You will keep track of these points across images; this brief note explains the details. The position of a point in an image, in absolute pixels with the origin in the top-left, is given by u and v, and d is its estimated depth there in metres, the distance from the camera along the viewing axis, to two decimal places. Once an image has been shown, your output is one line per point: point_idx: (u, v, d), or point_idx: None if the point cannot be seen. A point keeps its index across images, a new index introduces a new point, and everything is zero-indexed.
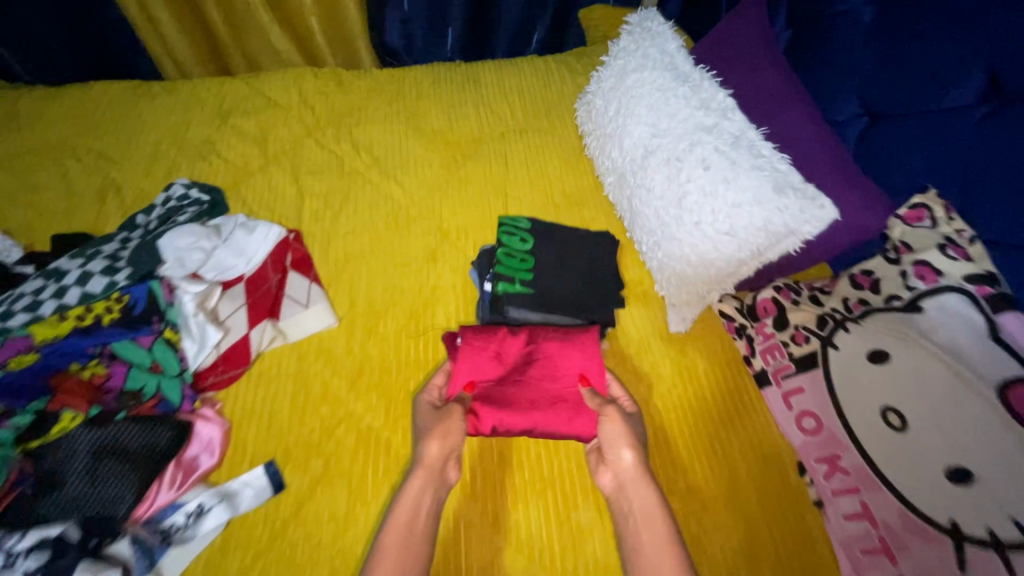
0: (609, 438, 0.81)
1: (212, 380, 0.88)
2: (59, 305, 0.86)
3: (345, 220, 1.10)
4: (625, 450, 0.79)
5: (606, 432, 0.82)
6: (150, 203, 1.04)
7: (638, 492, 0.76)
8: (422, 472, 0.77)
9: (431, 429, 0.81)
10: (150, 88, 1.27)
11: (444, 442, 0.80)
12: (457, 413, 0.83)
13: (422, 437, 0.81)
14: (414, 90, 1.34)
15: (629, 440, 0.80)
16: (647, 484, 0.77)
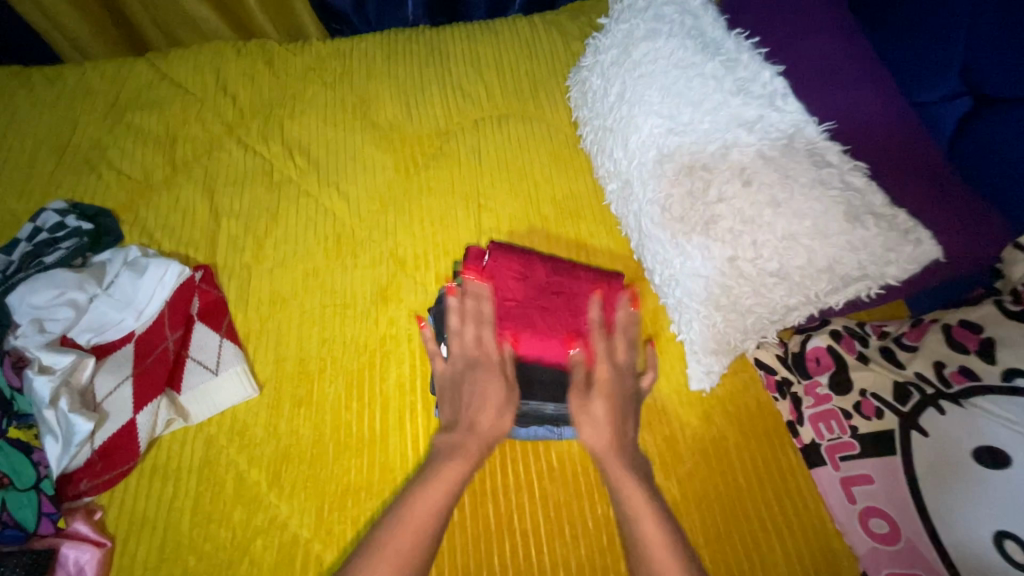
0: (579, 408, 0.70)
1: (87, 485, 0.67)
2: None
3: (273, 247, 0.86)
4: (589, 427, 0.69)
5: (574, 410, 0.70)
6: (14, 237, 0.80)
7: (615, 469, 0.67)
8: (474, 441, 0.68)
9: (487, 394, 0.70)
10: (28, 76, 1.01)
11: (495, 415, 0.70)
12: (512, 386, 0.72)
13: (474, 404, 0.70)
14: (365, 67, 1.07)
15: (605, 417, 0.70)
16: (617, 457, 0.68)
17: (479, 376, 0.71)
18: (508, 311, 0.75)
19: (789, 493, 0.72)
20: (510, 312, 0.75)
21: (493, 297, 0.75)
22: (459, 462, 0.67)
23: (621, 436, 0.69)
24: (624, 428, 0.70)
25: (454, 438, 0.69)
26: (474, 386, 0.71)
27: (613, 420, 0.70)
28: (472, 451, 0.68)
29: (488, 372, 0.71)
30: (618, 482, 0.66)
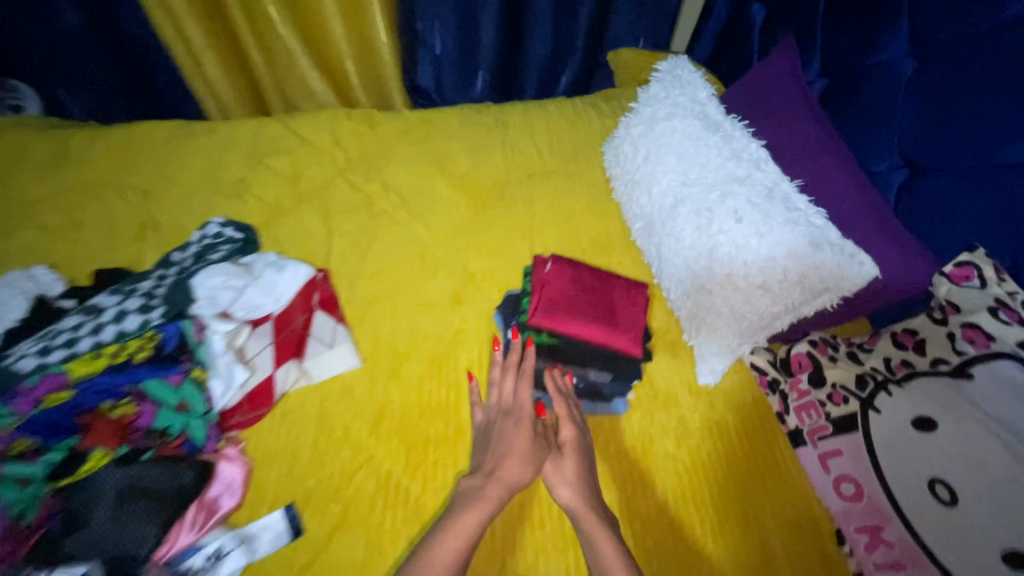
0: (552, 470, 0.79)
1: (237, 420, 0.88)
2: (96, 344, 0.84)
3: (372, 260, 1.11)
4: (565, 488, 0.77)
5: (548, 473, 0.79)
6: (185, 241, 1.07)
7: (592, 525, 0.72)
8: (495, 490, 0.75)
9: (507, 449, 0.79)
10: (191, 128, 1.31)
11: (521, 467, 0.77)
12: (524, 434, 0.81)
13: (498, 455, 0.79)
14: (444, 131, 1.36)
15: (575, 477, 0.78)
16: (593, 515, 0.73)
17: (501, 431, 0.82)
18: (579, 312, 0.92)
19: (780, 472, 0.90)
20: (581, 313, 0.92)
21: (566, 299, 0.93)
22: (476, 507, 0.72)
23: (591, 495, 0.77)
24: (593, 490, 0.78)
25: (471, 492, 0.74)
26: (499, 438, 0.82)
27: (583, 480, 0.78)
28: (490, 502, 0.73)
29: (517, 425, 0.83)
30: (592, 538, 0.71)
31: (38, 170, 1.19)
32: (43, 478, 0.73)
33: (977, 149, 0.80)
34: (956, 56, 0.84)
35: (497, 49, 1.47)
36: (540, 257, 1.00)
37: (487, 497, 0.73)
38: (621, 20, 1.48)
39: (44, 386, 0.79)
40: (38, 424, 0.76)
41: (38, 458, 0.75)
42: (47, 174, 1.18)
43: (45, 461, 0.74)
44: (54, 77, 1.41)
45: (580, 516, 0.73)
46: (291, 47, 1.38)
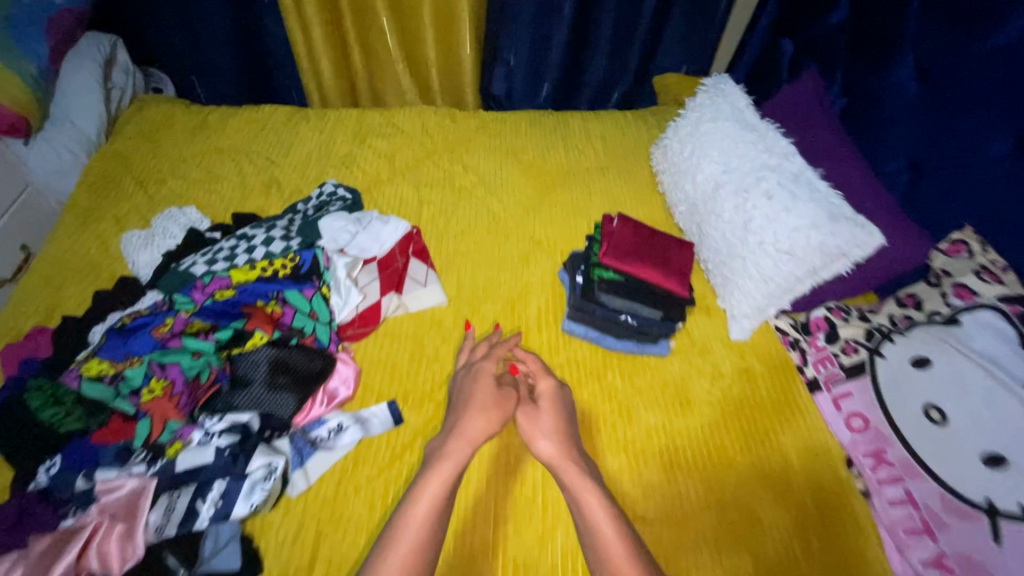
0: (532, 425, 0.92)
1: (350, 332, 1.07)
2: (251, 260, 1.07)
3: (455, 223, 1.32)
4: (543, 441, 0.89)
5: (529, 426, 0.92)
6: (306, 197, 1.30)
7: (568, 473, 0.85)
8: (464, 447, 0.87)
9: (473, 413, 0.92)
10: (304, 113, 1.56)
11: (491, 424, 0.91)
12: (490, 397, 0.95)
13: (475, 412, 0.92)
14: (513, 128, 1.60)
15: (546, 431, 0.91)
16: (568, 465, 0.86)
17: (476, 388, 0.97)
18: (642, 256, 1.11)
19: (798, 410, 1.07)
20: (643, 257, 1.11)
21: (632, 246, 1.12)
22: (447, 465, 0.83)
23: (567, 446, 0.89)
24: (569, 443, 0.90)
25: (443, 451, 0.86)
26: (466, 400, 0.95)
27: (554, 431, 0.91)
28: (461, 455, 0.85)
29: (479, 391, 0.96)
30: (570, 487, 0.83)
31: (184, 137, 1.43)
32: (214, 350, 0.94)
33: (966, 149, 1.00)
34: (949, 77, 1.04)
35: (563, 66, 1.73)
36: (608, 216, 1.20)
37: (454, 454, 0.85)
38: (667, 50, 1.75)
39: (214, 285, 1.00)
40: (210, 311, 0.97)
41: (211, 335, 0.95)
42: (190, 139, 1.43)
43: (216, 340, 0.95)
44: (192, 66, 1.69)
45: (557, 468, 0.86)
46: (391, 53, 1.65)
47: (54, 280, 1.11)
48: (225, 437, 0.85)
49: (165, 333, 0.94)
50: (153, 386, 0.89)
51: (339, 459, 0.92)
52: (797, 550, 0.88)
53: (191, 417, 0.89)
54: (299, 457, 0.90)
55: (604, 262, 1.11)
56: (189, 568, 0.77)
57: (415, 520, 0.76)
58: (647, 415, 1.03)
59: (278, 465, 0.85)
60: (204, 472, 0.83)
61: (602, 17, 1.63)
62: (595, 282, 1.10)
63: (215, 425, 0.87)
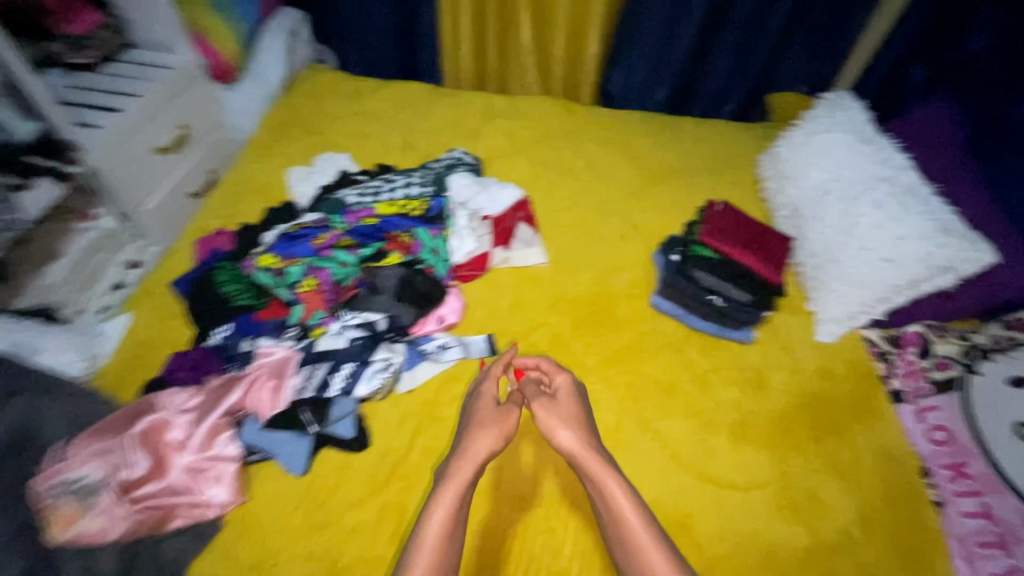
0: (549, 420, 0.89)
1: (461, 273, 1.22)
2: (392, 198, 1.28)
3: (561, 200, 1.45)
4: (562, 436, 0.87)
5: (547, 420, 0.89)
6: (438, 159, 1.50)
7: (592, 464, 0.83)
8: (468, 466, 0.82)
9: (484, 422, 0.89)
10: (440, 91, 1.77)
11: (496, 440, 0.87)
12: (505, 413, 0.91)
13: (476, 429, 0.87)
14: (625, 124, 1.71)
15: (564, 422, 0.88)
16: (592, 455, 0.84)
17: (477, 407, 0.92)
18: (737, 242, 1.21)
19: (879, 415, 1.06)
20: (738, 242, 1.21)
21: (729, 231, 1.22)
22: (454, 480, 0.80)
23: (588, 436, 0.87)
24: (589, 433, 0.88)
25: (449, 465, 0.83)
26: (475, 414, 0.91)
27: (573, 423, 0.89)
28: (465, 474, 0.80)
29: (484, 407, 0.92)
30: (596, 478, 0.82)
31: (342, 100, 1.69)
32: (358, 263, 1.13)
33: None
34: None
35: (681, 73, 1.82)
36: (711, 202, 1.30)
37: (462, 468, 0.81)
38: (789, 67, 1.77)
39: (362, 212, 1.23)
40: (358, 232, 1.18)
41: (356, 250, 1.15)
42: (347, 102, 1.68)
43: (360, 255, 1.14)
44: (353, 43, 1.96)
45: (580, 460, 0.84)
46: (523, 47, 1.82)
47: (236, 197, 1.37)
48: (359, 330, 1.05)
49: (320, 244, 1.15)
50: (307, 282, 1.09)
51: (442, 371, 1.06)
52: (856, 535, 0.91)
53: (332, 310, 1.08)
54: (411, 362, 1.05)
55: (703, 239, 1.22)
56: (319, 424, 0.93)
57: (434, 526, 0.75)
58: (721, 390, 1.08)
59: (394, 362, 1.02)
60: (338, 354, 1.01)
61: (727, 31, 1.70)
62: (689, 261, 1.20)
63: (350, 320, 1.06)
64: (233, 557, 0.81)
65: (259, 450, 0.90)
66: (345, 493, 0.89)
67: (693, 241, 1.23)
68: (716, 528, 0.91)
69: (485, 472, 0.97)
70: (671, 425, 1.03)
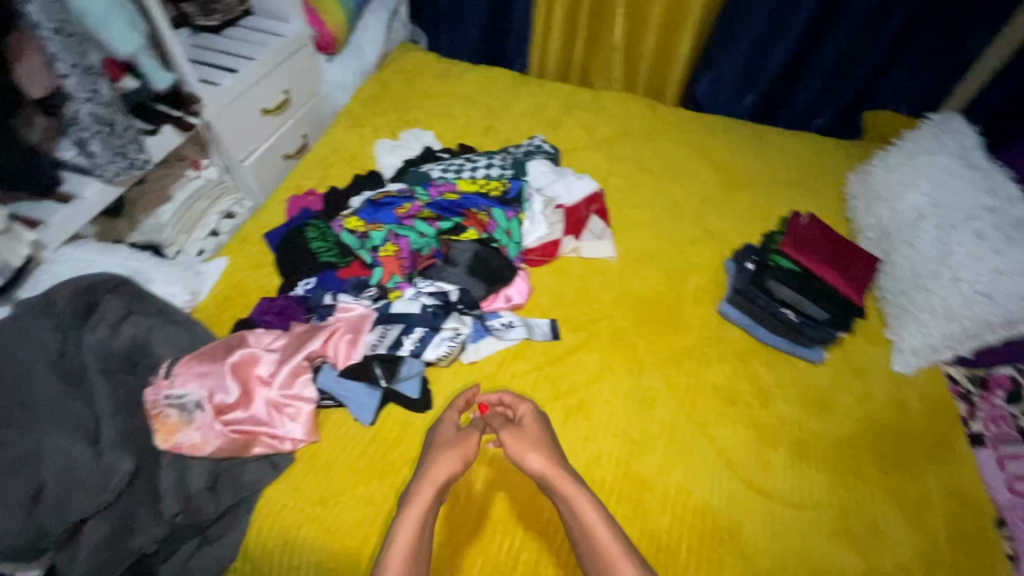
0: (515, 443, 0.82)
1: (531, 257, 1.25)
2: (473, 177, 1.32)
3: (635, 197, 1.45)
4: (530, 458, 0.80)
5: (513, 445, 0.82)
6: (517, 144, 1.53)
7: (563, 483, 0.77)
8: (429, 486, 0.77)
9: (449, 449, 0.83)
10: (524, 79, 1.80)
11: (457, 462, 0.81)
12: (469, 439, 0.85)
13: (438, 452, 0.82)
14: (707, 128, 1.67)
15: (533, 443, 0.82)
16: (565, 475, 0.78)
17: (437, 433, 0.87)
18: (821, 256, 1.16)
19: (953, 458, 1.00)
20: (821, 257, 1.16)
21: (813, 245, 1.18)
22: (419, 502, 0.74)
23: (557, 457, 0.81)
24: (558, 455, 0.82)
25: (416, 485, 0.77)
26: (440, 440, 0.85)
27: (542, 445, 0.82)
28: (427, 496, 0.75)
29: (447, 438, 0.85)
30: (569, 498, 0.76)
31: (430, 80, 1.74)
32: (436, 235, 1.18)
33: None
34: None
35: (772, 81, 1.76)
36: (795, 213, 1.26)
37: (427, 487, 0.76)
38: (891, 82, 1.68)
39: (444, 187, 1.28)
40: (439, 206, 1.23)
41: (436, 223, 1.19)
42: (434, 82, 1.74)
43: (439, 227, 1.18)
44: (445, 27, 2.02)
45: (551, 481, 0.78)
46: (613, 42, 1.82)
47: (325, 162, 1.45)
48: (431, 299, 1.10)
49: (403, 213, 1.20)
50: (388, 247, 1.15)
51: (504, 348, 1.09)
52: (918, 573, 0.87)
53: (407, 277, 1.13)
54: (476, 336, 1.09)
55: (784, 249, 1.18)
56: (388, 380, 0.99)
57: (399, 546, 0.69)
58: (783, 406, 1.06)
59: (462, 332, 1.06)
60: (410, 318, 1.06)
61: (829, 39, 1.63)
62: (764, 273, 1.17)
63: (424, 288, 1.11)
64: (302, 491, 0.86)
65: (333, 396, 0.97)
66: (404, 449, 0.93)
67: (774, 251, 1.21)
68: (768, 542, 0.89)
69: None
70: (729, 432, 1.02)
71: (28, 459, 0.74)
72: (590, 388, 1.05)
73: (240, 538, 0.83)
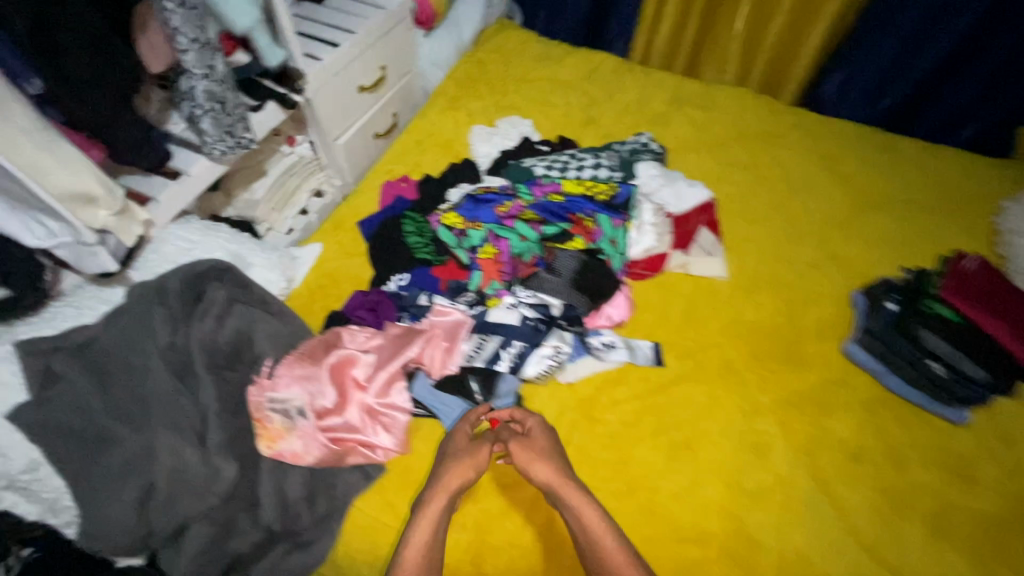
0: (524, 454, 0.82)
1: (635, 269, 1.16)
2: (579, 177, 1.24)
3: (749, 210, 1.31)
4: (538, 469, 0.81)
5: (522, 457, 0.82)
6: (622, 141, 1.41)
7: (569, 494, 0.78)
8: (445, 494, 0.77)
9: (460, 455, 0.82)
10: (628, 65, 1.66)
11: (470, 469, 0.81)
12: (482, 447, 0.84)
13: (449, 458, 0.82)
14: (835, 134, 1.48)
15: (543, 455, 0.82)
16: (571, 487, 0.79)
17: (451, 441, 0.86)
18: (991, 310, 1.00)
19: None
20: (992, 311, 1.00)
21: (981, 296, 1.02)
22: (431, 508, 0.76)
23: (565, 469, 0.82)
24: (566, 466, 0.82)
25: (429, 490, 0.79)
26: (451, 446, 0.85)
27: (552, 457, 0.82)
28: (441, 502, 0.77)
29: (456, 445, 0.85)
30: (574, 506, 0.77)
31: (528, 61, 1.63)
32: (538, 241, 1.09)
33: None
34: None
35: (917, 82, 1.54)
36: (958, 254, 1.10)
37: (437, 493, 0.77)
38: None
39: (550, 187, 1.20)
40: (542, 208, 1.15)
41: (540, 227, 1.11)
42: (533, 64, 1.63)
43: (542, 233, 1.10)
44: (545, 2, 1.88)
45: (558, 492, 0.79)
46: (732, 29, 1.64)
47: (418, 146, 1.38)
48: (531, 310, 1.03)
49: (504, 212, 1.13)
50: (486, 249, 1.09)
51: (604, 370, 1.01)
52: None
53: (507, 283, 1.07)
54: (576, 353, 1.02)
55: (944, 296, 1.03)
56: (485, 396, 0.95)
57: (414, 550, 0.72)
58: (920, 471, 0.93)
59: (563, 352, 0.99)
60: (509, 330, 1.00)
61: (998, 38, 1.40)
62: (911, 318, 1.03)
63: (524, 298, 1.04)
64: (393, 507, 0.83)
65: (426, 407, 0.93)
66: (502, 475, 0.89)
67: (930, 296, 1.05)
68: None
69: (643, 495, 0.89)
70: (857, 495, 0.91)
71: (139, 460, 0.77)
72: (698, 429, 0.96)
73: (330, 545, 0.80)
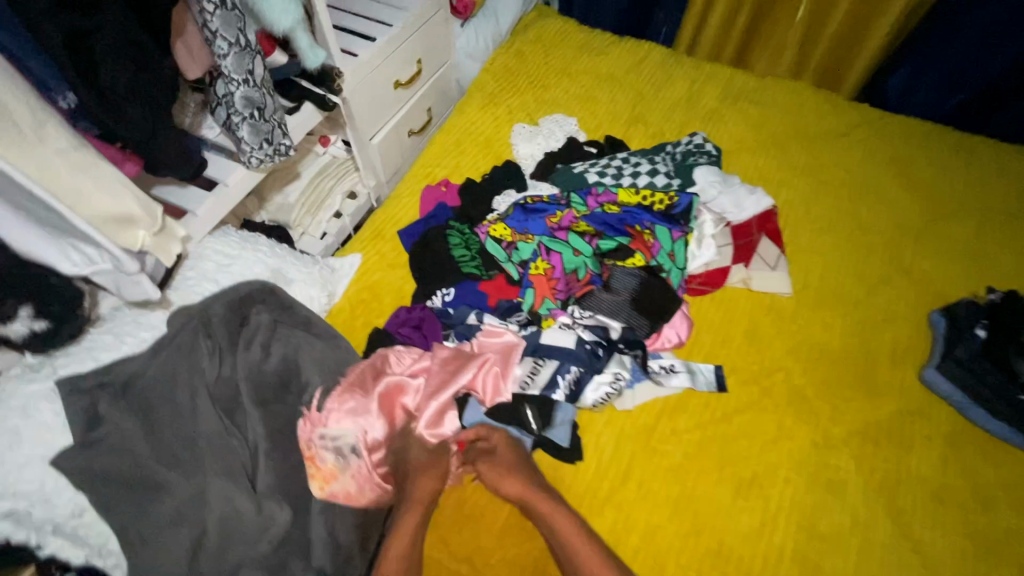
0: (490, 466, 0.81)
1: (694, 284, 1.09)
2: (636, 185, 1.19)
3: (814, 219, 1.22)
4: (505, 479, 0.79)
5: (489, 470, 0.80)
6: (675, 141, 1.32)
7: (540, 502, 0.77)
8: (415, 508, 0.75)
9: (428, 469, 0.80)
10: (677, 56, 1.55)
11: (439, 482, 0.79)
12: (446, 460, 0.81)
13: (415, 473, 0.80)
14: (906, 135, 1.36)
15: (510, 467, 0.80)
16: (543, 496, 0.77)
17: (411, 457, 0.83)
18: None
19: None
20: None
21: None
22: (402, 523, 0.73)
23: (532, 478, 0.80)
24: (534, 475, 0.81)
25: (399, 507, 0.76)
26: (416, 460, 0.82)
27: (519, 468, 0.81)
28: (413, 516, 0.74)
29: (419, 459, 0.82)
30: (545, 515, 0.76)
31: (570, 53, 1.54)
32: (594, 257, 1.05)
33: None
34: None
35: (998, 74, 1.41)
36: None
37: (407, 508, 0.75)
38: None
39: (604, 197, 1.15)
40: (598, 219, 1.11)
41: (596, 240, 1.07)
42: (576, 56, 1.53)
43: (598, 248, 1.06)
44: None
45: (529, 502, 0.77)
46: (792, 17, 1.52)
47: (457, 145, 1.29)
48: (588, 332, 0.98)
49: (555, 223, 1.09)
50: (539, 263, 1.04)
51: (665, 396, 0.95)
52: None
53: (561, 303, 1.02)
54: (635, 377, 0.96)
55: None
56: (541, 427, 0.88)
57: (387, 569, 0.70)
58: (1008, 513, 0.86)
59: (622, 378, 0.93)
60: (565, 353, 0.94)
61: None
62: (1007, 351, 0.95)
63: (581, 317, 0.99)
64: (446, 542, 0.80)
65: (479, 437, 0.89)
66: None
67: None
68: None
69: (712, 535, 0.84)
70: (938, 538, 0.84)
71: (191, 505, 0.75)
72: (766, 462, 0.90)
73: None
